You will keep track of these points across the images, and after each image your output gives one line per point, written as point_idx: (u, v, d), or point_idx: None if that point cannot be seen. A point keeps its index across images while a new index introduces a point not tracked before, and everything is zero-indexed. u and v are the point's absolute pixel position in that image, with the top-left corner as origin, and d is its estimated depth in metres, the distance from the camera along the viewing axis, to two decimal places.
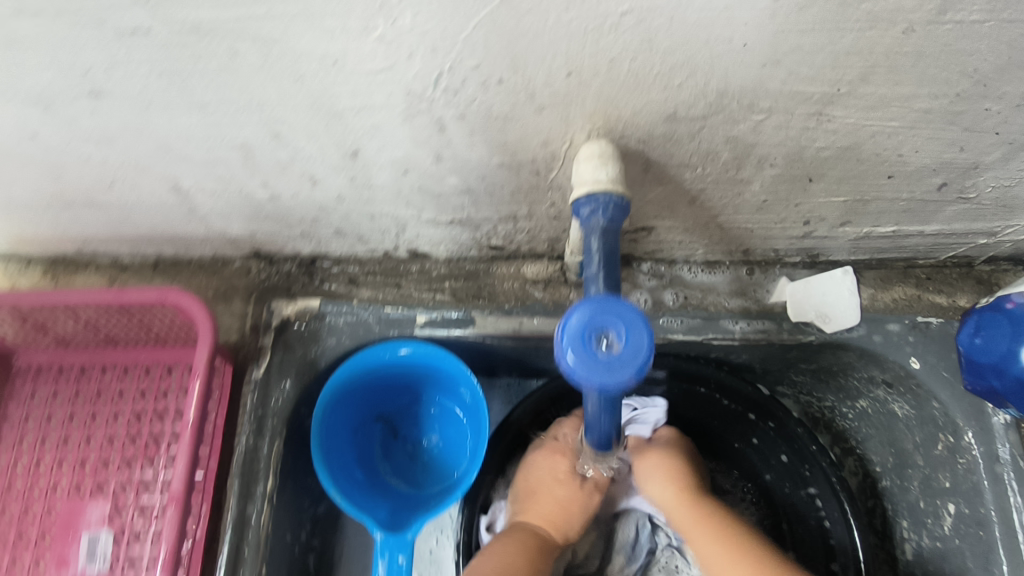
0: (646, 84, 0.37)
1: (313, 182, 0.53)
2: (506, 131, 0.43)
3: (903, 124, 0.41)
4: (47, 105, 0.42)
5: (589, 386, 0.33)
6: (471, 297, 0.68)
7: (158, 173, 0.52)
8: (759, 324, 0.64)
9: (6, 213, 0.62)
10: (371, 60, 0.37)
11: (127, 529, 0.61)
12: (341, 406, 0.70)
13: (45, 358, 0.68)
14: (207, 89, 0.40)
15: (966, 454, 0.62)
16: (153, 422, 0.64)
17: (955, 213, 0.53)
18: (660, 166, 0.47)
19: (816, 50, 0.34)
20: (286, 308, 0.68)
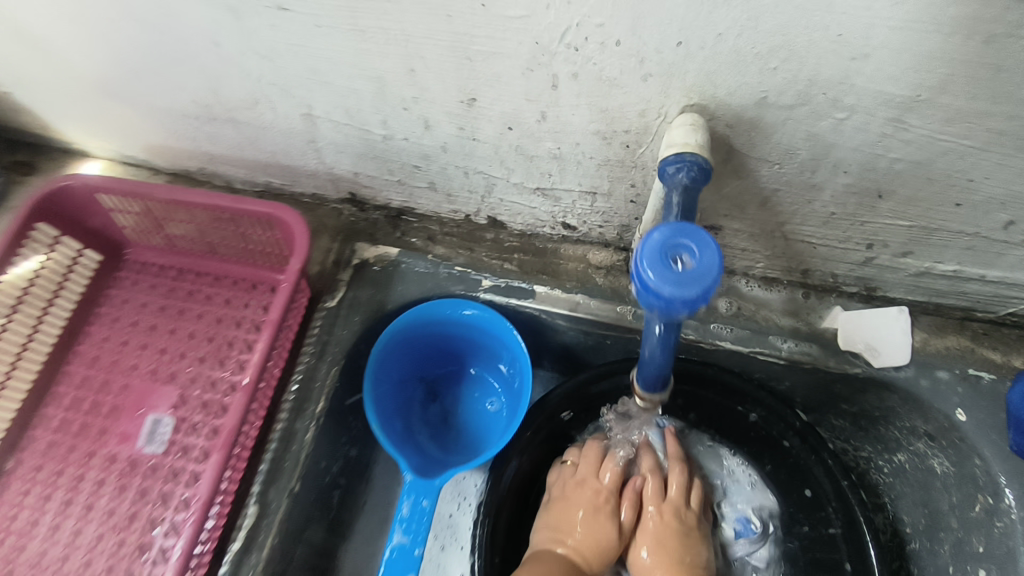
0: (744, 63, 0.42)
1: (426, 128, 0.59)
2: (610, 97, 0.49)
3: (976, 145, 0.44)
4: (238, 12, 0.51)
5: (659, 300, 0.36)
6: (535, 271, 0.73)
7: (297, 97, 0.60)
8: (806, 347, 0.67)
9: (153, 118, 0.71)
10: (512, 6, 0.43)
11: (189, 417, 0.66)
12: (399, 355, 0.75)
13: (152, 257, 0.76)
14: (371, 16, 0.48)
15: (1004, 518, 0.62)
16: (230, 328, 0.71)
17: (1018, 259, 0.56)
18: (740, 157, 0.52)
19: (903, 49, 0.39)
20: (367, 251, 0.74)
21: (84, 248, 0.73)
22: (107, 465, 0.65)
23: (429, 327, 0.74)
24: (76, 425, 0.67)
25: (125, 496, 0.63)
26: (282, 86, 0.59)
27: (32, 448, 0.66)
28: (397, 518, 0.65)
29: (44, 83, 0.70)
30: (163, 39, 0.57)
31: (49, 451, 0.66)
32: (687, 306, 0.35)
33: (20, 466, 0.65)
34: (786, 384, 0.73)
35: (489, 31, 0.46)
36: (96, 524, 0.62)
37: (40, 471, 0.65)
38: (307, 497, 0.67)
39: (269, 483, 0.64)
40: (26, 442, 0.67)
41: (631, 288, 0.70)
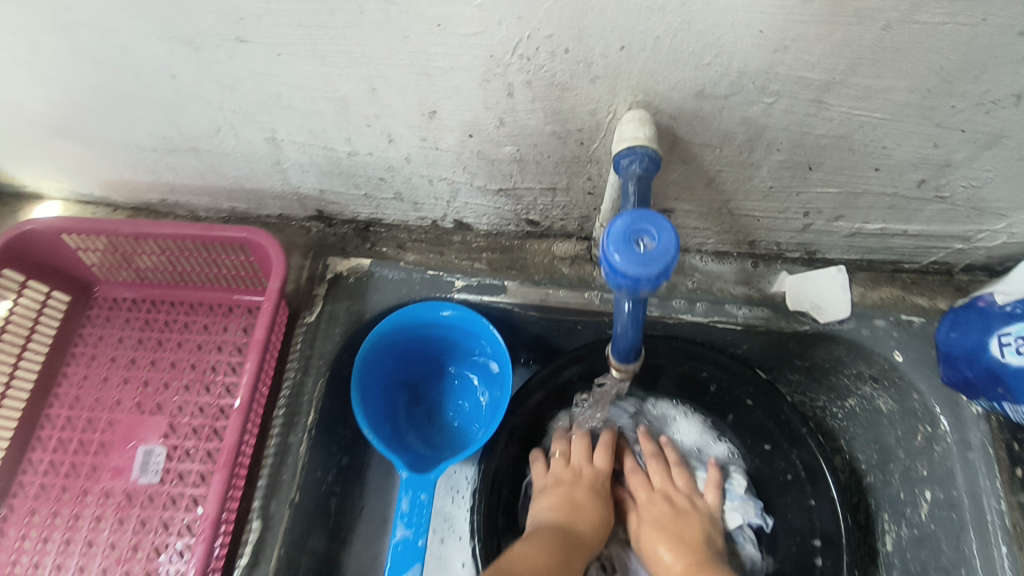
0: (681, 61, 0.47)
1: (390, 141, 0.62)
2: (563, 100, 0.53)
3: (886, 116, 0.50)
4: (198, 46, 0.53)
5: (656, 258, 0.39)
6: (504, 268, 0.76)
7: (260, 122, 0.62)
8: (760, 311, 0.72)
9: (111, 155, 0.71)
10: (466, 24, 0.47)
11: (181, 445, 0.67)
12: (379, 363, 0.77)
13: (121, 292, 0.76)
14: (331, 42, 0.50)
15: (942, 442, 0.68)
16: (212, 353, 0.72)
17: (933, 213, 0.63)
18: (684, 144, 0.56)
19: (817, 40, 0.44)
20: (340, 264, 0.76)
21: (52, 289, 0.72)
22: (103, 501, 0.65)
23: (412, 331, 0.77)
24: (64, 467, 0.67)
25: (125, 527, 0.64)
26: (244, 112, 0.60)
27: (23, 494, 0.65)
28: (398, 514, 0.66)
29: None
30: (120, 77, 0.58)
31: (40, 495, 0.65)
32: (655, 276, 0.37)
33: (13, 512, 0.65)
34: (743, 348, 0.79)
35: (445, 47, 0.49)
36: (100, 558, 0.62)
37: (34, 516, 0.64)
38: (307, 509, 0.69)
39: (270, 496, 0.65)
40: (16, 489, 0.66)
41: (596, 275, 0.74)
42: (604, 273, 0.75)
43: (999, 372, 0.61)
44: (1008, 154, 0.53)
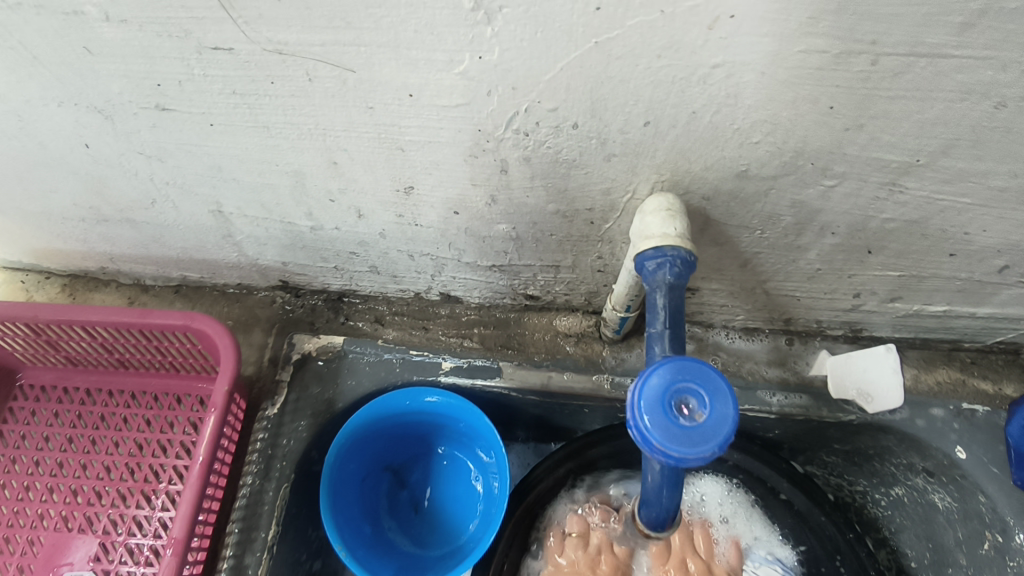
0: (722, 139, 0.37)
1: (359, 217, 0.52)
2: (569, 178, 0.43)
3: (975, 201, 0.40)
4: (112, 114, 0.42)
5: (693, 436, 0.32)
6: (499, 347, 0.66)
7: (201, 195, 0.51)
8: (797, 398, 0.62)
9: (33, 224, 0.60)
10: (446, 95, 0.36)
11: (115, 573, 0.55)
12: (354, 456, 0.66)
13: (51, 377, 0.64)
14: (276, 113, 0.40)
15: (1016, 556, 0.58)
16: (155, 454, 0.60)
17: (1010, 297, 0.52)
18: (717, 226, 0.46)
19: (904, 117, 0.33)
20: (307, 343, 0.66)
21: None
22: None
23: (392, 418, 0.66)
24: None
25: None
26: (181, 185, 0.50)
27: None
28: None
29: None
30: (24, 146, 0.47)
31: None
32: (702, 461, 0.30)
33: None
34: (775, 433, 0.67)
35: (421, 120, 0.39)
36: None
37: None
38: None
39: None
40: None
41: (606, 356, 0.64)
42: (615, 353, 0.64)
43: None
44: None
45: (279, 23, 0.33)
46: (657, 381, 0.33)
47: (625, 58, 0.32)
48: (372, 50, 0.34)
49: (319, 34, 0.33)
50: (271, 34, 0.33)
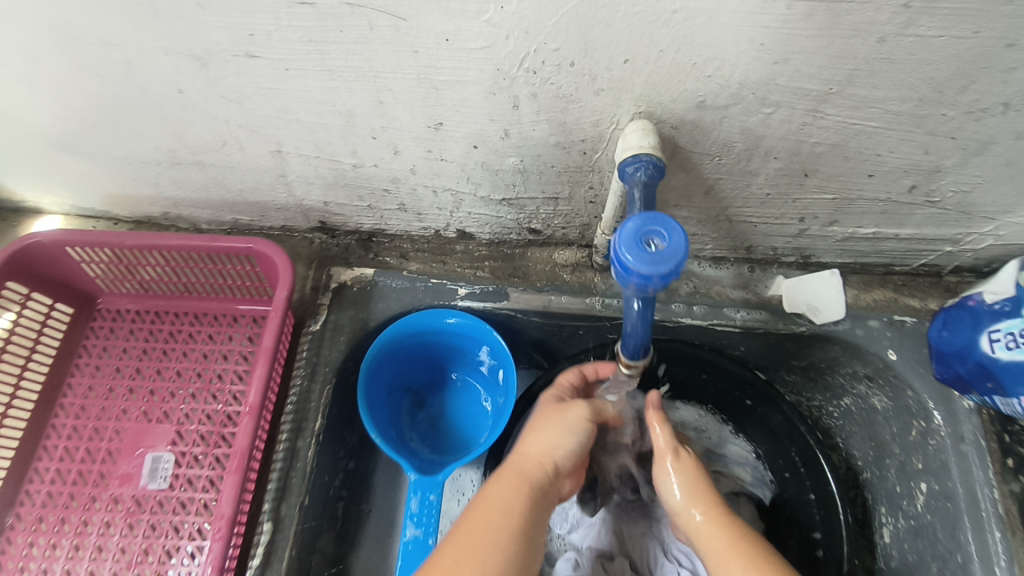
0: (684, 73, 0.49)
1: (395, 153, 0.63)
2: (567, 112, 0.54)
3: (880, 125, 0.52)
4: (207, 61, 0.53)
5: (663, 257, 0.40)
6: (507, 276, 0.77)
7: (266, 135, 0.62)
8: (758, 314, 0.74)
9: (114, 169, 0.72)
10: (475, 39, 0.48)
11: (189, 452, 0.68)
12: (384, 370, 0.78)
13: (125, 303, 0.76)
14: (340, 58, 0.51)
15: (936, 436, 0.70)
16: (218, 361, 0.72)
17: (924, 217, 0.65)
18: (685, 153, 0.58)
19: (815, 52, 0.45)
20: (343, 274, 0.77)
21: (55, 301, 0.73)
22: (111, 508, 0.66)
23: (416, 338, 0.78)
24: (72, 475, 0.67)
25: (135, 534, 0.64)
26: (250, 126, 0.61)
27: (29, 502, 0.66)
28: (408, 514, 0.68)
29: None
30: (127, 93, 0.58)
31: (48, 504, 0.66)
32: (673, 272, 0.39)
33: (22, 520, 0.65)
34: (741, 350, 0.80)
35: (453, 61, 0.50)
36: (110, 564, 0.63)
37: (42, 523, 0.65)
38: (315, 511, 0.71)
39: (280, 500, 0.66)
40: (22, 498, 0.66)
41: (597, 282, 0.76)
42: (605, 280, 0.76)
43: (989, 368, 0.64)
44: (995, 160, 0.55)
45: None
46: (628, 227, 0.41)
47: (609, 6, 0.43)
48: (421, 3, 0.45)
49: None
50: None
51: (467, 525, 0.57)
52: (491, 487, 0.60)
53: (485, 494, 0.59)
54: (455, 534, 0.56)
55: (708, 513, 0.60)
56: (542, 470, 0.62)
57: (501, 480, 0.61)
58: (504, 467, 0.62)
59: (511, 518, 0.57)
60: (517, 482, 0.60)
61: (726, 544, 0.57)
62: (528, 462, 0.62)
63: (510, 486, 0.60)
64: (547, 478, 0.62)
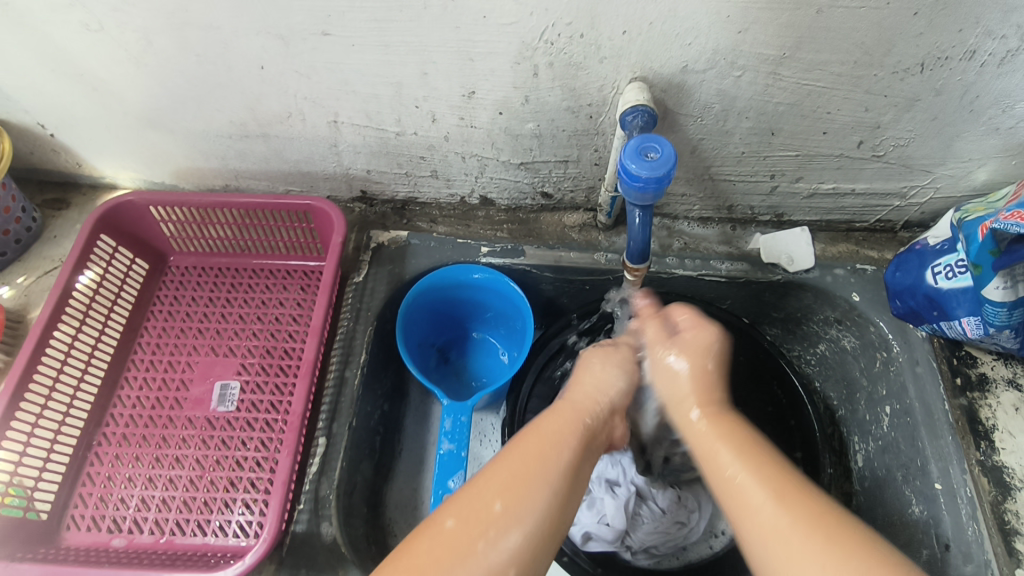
0: (670, 42, 0.62)
1: (432, 121, 0.76)
2: (577, 78, 0.68)
3: (827, 85, 0.65)
4: (289, 40, 0.66)
5: (659, 168, 0.52)
6: (523, 236, 0.90)
7: (326, 107, 0.75)
8: (740, 265, 0.86)
9: (190, 143, 0.84)
10: (506, 16, 0.61)
11: (253, 380, 0.78)
12: (417, 320, 0.89)
13: (192, 261, 0.88)
14: (397, 34, 0.64)
15: (896, 362, 0.81)
16: (275, 307, 0.84)
17: (873, 172, 0.78)
18: (673, 115, 0.71)
19: (769, 23, 0.59)
20: (381, 236, 0.89)
21: (135, 257, 0.84)
22: (187, 426, 0.75)
23: (444, 292, 0.89)
24: (151, 400, 0.77)
25: (208, 447, 0.74)
26: (314, 98, 0.74)
27: (114, 424, 0.76)
28: (442, 431, 0.78)
29: (90, 119, 0.81)
30: (217, 70, 0.71)
31: (131, 424, 0.76)
32: (666, 176, 0.51)
33: (108, 437, 0.75)
34: (727, 303, 0.93)
35: (487, 35, 0.63)
36: (186, 472, 0.72)
37: (127, 440, 0.74)
38: (361, 435, 0.80)
39: (332, 419, 0.76)
40: (108, 420, 0.76)
41: (601, 240, 0.88)
42: (609, 239, 0.88)
43: (935, 298, 0.75)
44: (922, 115, 0.68)
45: None
46: (631, 145, 0.53)
47: None
48: None
49: None
50: None
51: (520, 449, 0.53)
52: (544, 420, 0.57)
53: (540, 426, 0.56)
54: (505, 464, 0.51)
55: (711, 412, 0.57)
56: (596, 406, 0.60)
57: (554, 416, 0.57)
58: (556, 405, 0.59)
59: (566, 450, 0.53)
60: (572, 416, 0.57)
61: (726, 438, 0.54)
62: (583, 400, 0.60)
63: (564, 422, 0.57)
64: (602, 418, 0.59)
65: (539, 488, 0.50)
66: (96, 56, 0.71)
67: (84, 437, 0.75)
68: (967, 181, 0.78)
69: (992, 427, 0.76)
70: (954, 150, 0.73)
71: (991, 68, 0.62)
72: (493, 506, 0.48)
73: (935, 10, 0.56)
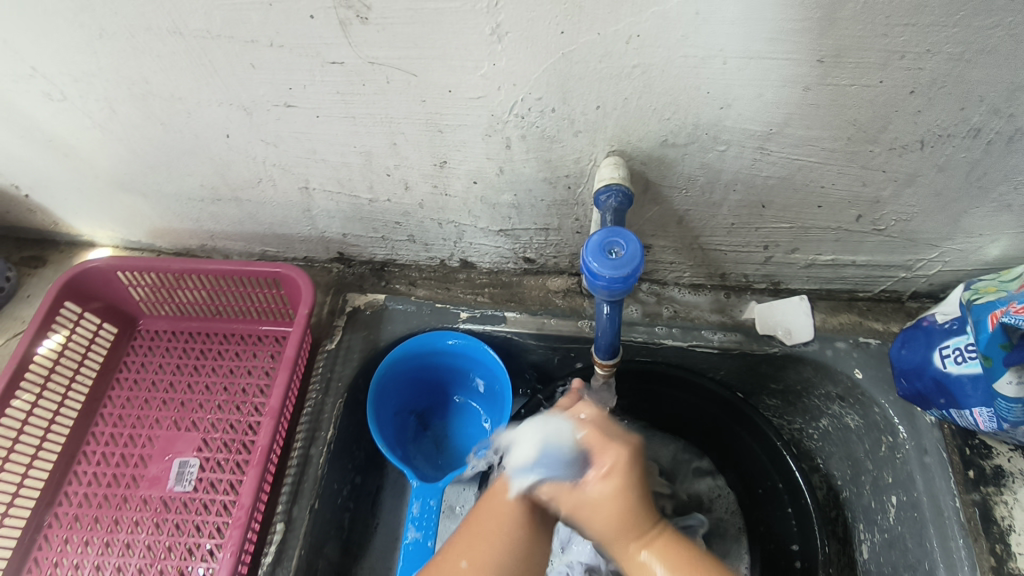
0: (647, 117, 0.58)
1: (406, 188, 0.73)
2: (552, 150, 0.64)
3: (818, 160, 0.61)
4: (253, 111, 0.64)
5: (626, 269, 0.48)
6: (504, 301, 0.84)
7: (296, 174, 0.73)
8: (733, 335, 0.80)
9: (162, 205, 0.82)
10: (473, 90, 0.58)
11: (214, 457, 0.74)
12: (390, 389, 0.84)
13: (162, 324, 0.85)
14: (362, 107, 0.62)
15: (902, 449, 0.75)
16: (242, 377, 0.80)
17: (874, 245, 0.73)
18: (656, 187, 0.67)
19: (753, 99, 0.55)
20: (358, 299, 0.85)
21: (102, 322, 0.82)
22: (141, 508, 0.71)
23: (420, 359, 0.84)
24: (107, 477, 0.74)
25: (161, 531, 0.70)
26: (283, 166, 0.72)
27: (67, 503, 0.72)
28: (409, 517, 0.73)
29: (63, 181, 0.80)
30: (182, 137, 0.69)
31: (84, 504, 0.72)
32: (633, 275, 0.47)
33: (59, 519, 0.71)
34: (721, 374, 0.86)
35: (455, 109, 0.60)
36: (136, 560, 0.68)
37: (78, 522, 0.71)
38: (324, 517, 0.75)
39: (292, 502, 0.71)
40: (60, 499, 0.73)
41: (586, 305, 0.82)
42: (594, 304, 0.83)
43: (943, 383, 0.69)
44: (925, 190, 0.63)
45: (374, 46, 0.54)
46: (591, 239, 0.49)
47: (581, 62, 0.53)
48: (429, 62, 0.55)
49: (398, 52, 0.55)
50: (368, 53, 0.55)
51: (481, 516, 0.57)
52: (502, 483, 0.58)
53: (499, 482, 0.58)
54: (466, 524, 0.57)
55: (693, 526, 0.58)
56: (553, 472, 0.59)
57: (512, 471, 0.58)
58: (495, 480, 0.59)
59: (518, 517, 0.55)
60: (528, 479, 0.58)
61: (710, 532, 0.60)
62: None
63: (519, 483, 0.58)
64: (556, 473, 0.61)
65: (507, 539, 0.55)
66: (61, 123, 0.69)
67: (33, 518, 0.71)
68: (978, 255, 0.72)
69: (1008, 528, 0.68)
70: (961, 225, 0.68)
71: (999, 145, 0.57)
72: (460, 562, 0.53)
73: (934, 88, 0.52)
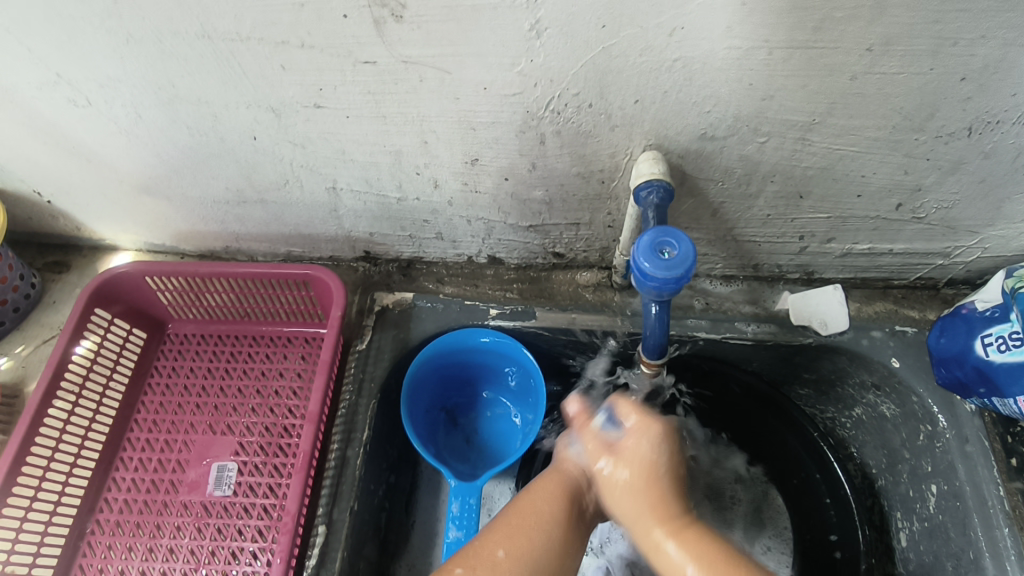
0: (687, 111, 0.57)
1: (435, 186, 0.72)
2: (586, 145, 0.63)
3: (862, 149, 0.60)
4: (282, 113, 0.63)
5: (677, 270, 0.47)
6: (534, 296, 0.84)
7: (324, 174, 0.72)
8: (767, 327, 0.79)
9: (188, 208, 0.82)
10: (507, 87, 0.57)
11: (251, 461, 0.74)
12: (420, 387, 0.83)
13: (191, 328, 0.85)
14: (393, 105, 0.60)
15: (942, 438, 0.73)
16: (275, 378, 0.80)
17: (913, 233, 0.71)
18: (692, 179, 0.66)
19: (796, 89, 0.54)
20: (386, 298, 0.83)
21: (132, 327, 0.82)
22: (182, 513, 0.71)
23: (451, 357, 0.84)
24: (147, 483, 0.74)
25: (203, 536, 0.70)
26: (311, 166, 0.71)
27: (108, 510, 0.73)
28: (450, 517, 0.73)
29: (87, 187, 0.79)
30: (209, 141, 0.68)
31: (125, 510, 0.72)
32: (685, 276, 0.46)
33: (101, 526, 0.72)
34: (755, 364, 0.85)
35: (488, 105, 0.59)
36: (181, 565, 0.68)
37: (121, 528, 0.71)
38: (363, 517, 0.75)
39: (332, 505, 0.71)
40: (102, 506, 0.73)
41: (617, 299, 0.81)
42: (625, 298, 0.82)
43: (985, 371, 0.68)
44: (970, 178, 0.62)
45: (407, 45, 0.53)
46: (641, 244, 0.48)
47: (621, 56, 0.52)
48: (463, 60, 0.54)
49: (431, 50, 0.53)
50: (401, 52, 0.54)
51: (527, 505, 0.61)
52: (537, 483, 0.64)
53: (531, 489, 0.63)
54: (510, 511, 0.61)
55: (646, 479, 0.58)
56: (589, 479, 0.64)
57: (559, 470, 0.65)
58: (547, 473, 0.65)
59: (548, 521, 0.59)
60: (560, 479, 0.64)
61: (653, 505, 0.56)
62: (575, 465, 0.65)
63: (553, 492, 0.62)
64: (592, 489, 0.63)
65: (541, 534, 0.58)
66: (86, 130, 0.69)
67: (76, 525, 0.71)
68: (1019, 240, 0.71)
69: None
70: (1004, 211, 0.67)
71: None
72: (496, 552, 0.56)
73: (985, 74, 0.51)
